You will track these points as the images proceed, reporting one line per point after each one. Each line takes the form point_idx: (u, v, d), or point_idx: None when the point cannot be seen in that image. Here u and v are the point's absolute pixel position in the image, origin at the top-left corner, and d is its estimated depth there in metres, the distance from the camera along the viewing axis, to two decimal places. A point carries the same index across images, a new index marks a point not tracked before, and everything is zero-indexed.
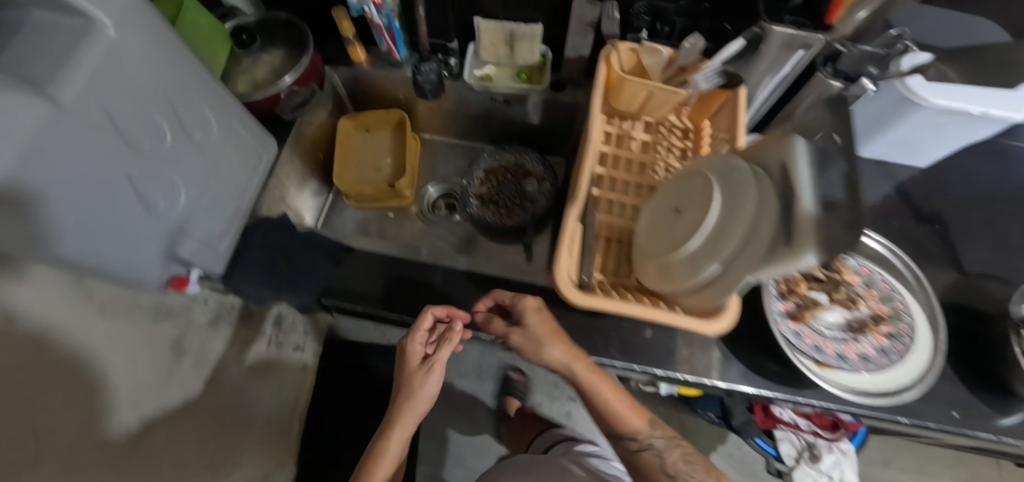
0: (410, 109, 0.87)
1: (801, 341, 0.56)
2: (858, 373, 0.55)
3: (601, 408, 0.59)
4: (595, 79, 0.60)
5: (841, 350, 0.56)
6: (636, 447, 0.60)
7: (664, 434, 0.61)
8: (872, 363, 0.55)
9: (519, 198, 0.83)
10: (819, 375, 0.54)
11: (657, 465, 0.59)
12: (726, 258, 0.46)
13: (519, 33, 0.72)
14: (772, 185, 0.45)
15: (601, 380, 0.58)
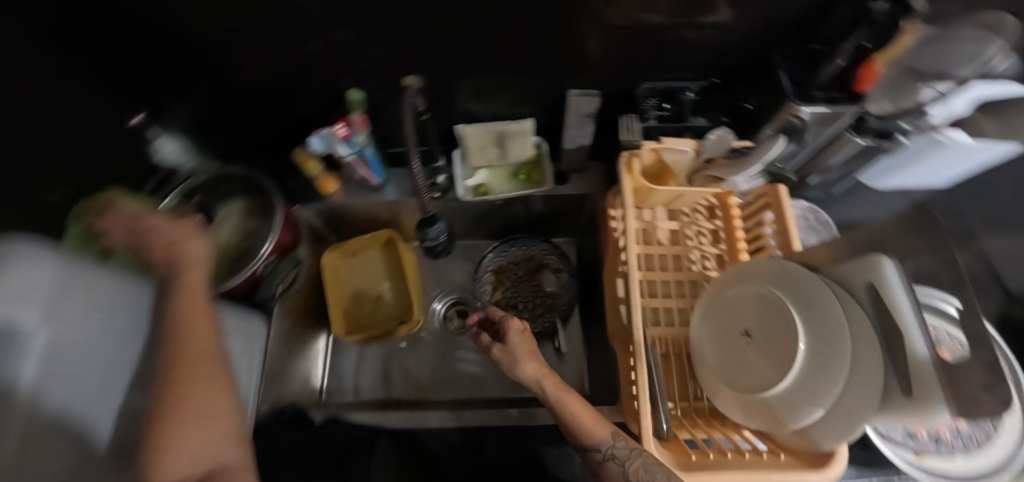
0: (397, 223, 0.78)
1: (892, 433, 0.51)
2: (956, 452, 0.50)
3: (568, 420, 0.50)
4: (620, 188, 0.54)
5: (933, 431, 0.51)
6: (601, 457, 0.47)
7: (629, 444, 0.46)
8: (968, 439, 0.51)
9: (537, 295, 0.76)
10: (919, 467, 0.50)
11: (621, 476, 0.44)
12: (830, 402, 0.41)
13: (510, 132, 0.65)
14: (865, 314, 0.41)
15: (570, 399, 0.51)
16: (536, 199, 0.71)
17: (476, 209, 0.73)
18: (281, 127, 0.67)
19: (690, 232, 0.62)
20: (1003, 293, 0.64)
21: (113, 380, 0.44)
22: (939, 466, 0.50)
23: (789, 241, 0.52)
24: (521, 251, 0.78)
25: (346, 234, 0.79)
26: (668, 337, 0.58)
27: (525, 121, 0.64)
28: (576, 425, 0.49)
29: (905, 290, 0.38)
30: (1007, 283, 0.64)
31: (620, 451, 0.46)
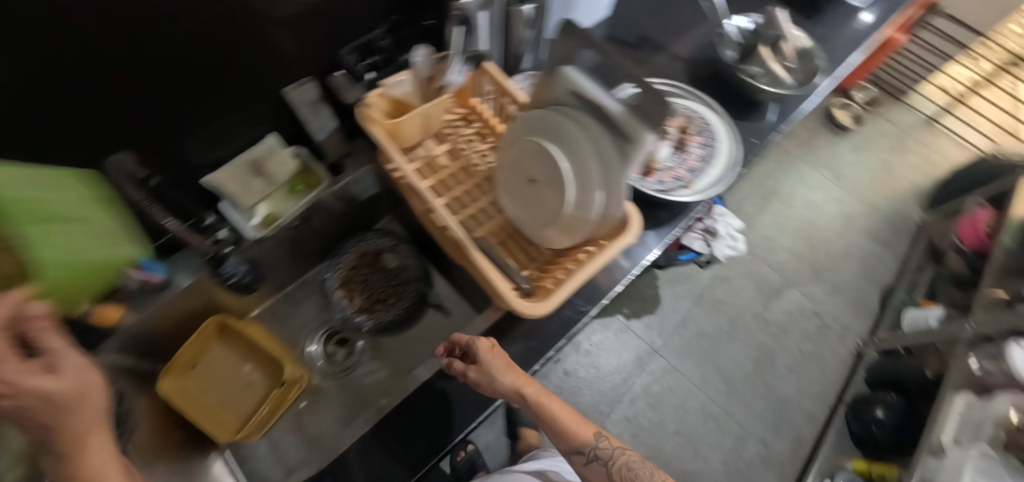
0: (218, 306, 0.71)
1: (668, 184, 0.68)
2: (706, 169, 0.70)
3: (560, 426, 0.61)
4: (375, 139, 0.58)
5: (688, 166, 0.70)
6: (585, 458, 0.60)
7: (611, 444, 0.60)
8: (706, 157, 0.71)
9: (393, 279, 0.77)
10: (694, 193, 0.68)
11: (604, 474, 0.59)
12: (599, 183, 0.53)
13: (261, 156, 0.66)
14: (580, 113, 0.53)
15: (553, 402, 0.61)
16: (331, 201, 0.71)
17: (280, 242, 0.70)
18: None
19: (462, 144, 0.70)
20: (680, 62, 0.85)
21: None
22: (702, 184, 0.69)
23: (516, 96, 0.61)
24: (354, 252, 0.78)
25: (168, 352, 0.69)
26: (494, 228, 0.66)
27: (268, 138, 0.65)
28: (564, 428, 0.61)
29: (588, 81, 0.51)
30: (678, 52, 0.86)
31: (601, 450, 0.60)
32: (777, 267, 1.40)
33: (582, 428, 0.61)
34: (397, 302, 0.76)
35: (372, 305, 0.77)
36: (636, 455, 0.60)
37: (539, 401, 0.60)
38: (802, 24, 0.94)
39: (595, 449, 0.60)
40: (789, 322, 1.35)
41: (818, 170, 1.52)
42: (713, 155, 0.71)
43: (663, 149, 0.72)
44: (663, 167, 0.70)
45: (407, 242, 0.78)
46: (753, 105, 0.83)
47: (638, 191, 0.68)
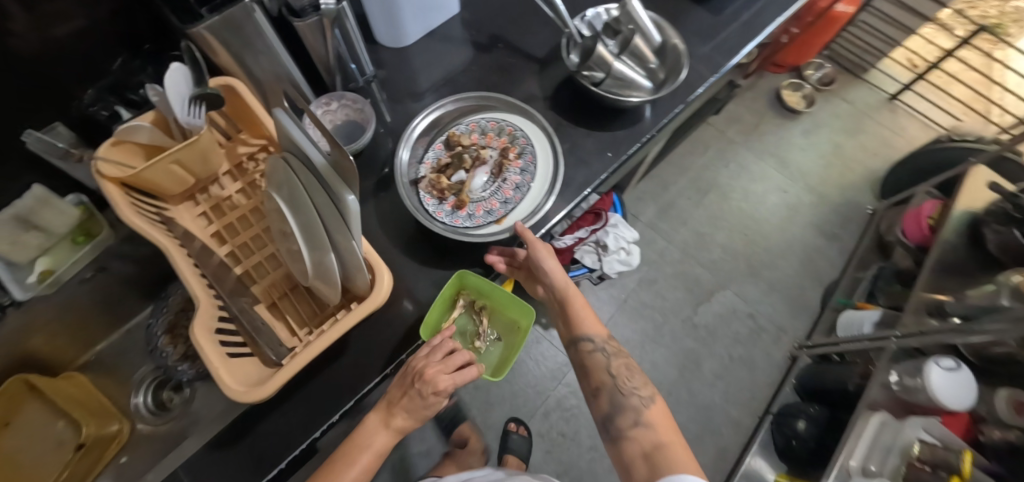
0: (28, 361, 0.68)
1: (477, 219, 0.62)
2: (522, 200, 0.64)
3: (579, 312, 0.66)
4: (109, 195, 0.50)
5: (502, 196, 0.63)
6: (585, 350, 0.65)
7: (613, 348, 0.66)
8: (524, 185, 0.64)
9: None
10: (503, 228, 0.61)
11: (603, 363, 0.64)
12: (331, 242, 0.46)
13: (27, 209, 0.59)
14: (302, 161, 0.45)
15: (577, 297, 0.67)
16: (128, 246, 0.66)
17: (76, 293, 0.66)
18: None
19: (257, 181, 0.64)
20: (534, 65, 0.76)
21: None
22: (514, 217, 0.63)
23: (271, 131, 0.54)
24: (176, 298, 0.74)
25: None
26: (277, 281, 0.60)
27: (31, 190, 0.58)
28: (578, 320, 0.66)
29: (292, 125, 0.43)
30: (533, 54, 0.77)
31: (602, 347, 0.65)
32: (712, 266, 1.31)
33: (595, 327, 0.66)
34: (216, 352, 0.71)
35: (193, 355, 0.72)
36: (649, 392, 0.61)
37: (568, 295, 0.66)
38: (687, 12, 0.84)
39: (599, 344, 0.65)
40: (720, 326, 1.26)
41: (763, 158, 1.39)
42: (531, 182, 0.65)
43: (480, 177, 0.65)
44: (474, 199, 0.63)
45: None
46: (614, 112, 0.73)
47: (440, 228, 0.61)
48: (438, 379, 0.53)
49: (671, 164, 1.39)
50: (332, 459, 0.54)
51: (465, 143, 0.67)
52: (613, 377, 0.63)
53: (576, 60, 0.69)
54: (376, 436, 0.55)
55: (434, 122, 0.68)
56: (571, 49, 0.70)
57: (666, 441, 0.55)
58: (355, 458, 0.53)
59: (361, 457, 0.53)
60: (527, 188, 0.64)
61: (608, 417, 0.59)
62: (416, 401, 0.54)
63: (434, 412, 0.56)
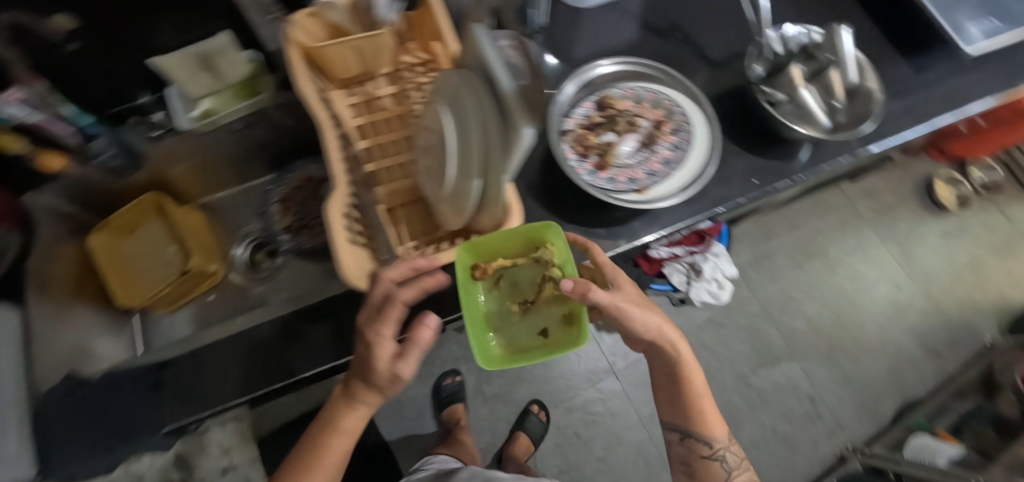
0: (163, 183, 0.76)
1: (618, 185, 0.60)
2: (670, 177, 0.60)
3: (700, 413, 0.58)
4: (290, 62, 0.53)
5: (649, 169, 0.60)
6: (695, 441, 0.58)
7: (739, 463, 0.59)
8: (674, 161, 0.60)
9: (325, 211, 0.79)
10: (644, 201, 0.59)
11: (720, 472, 0.58)
12: (480, 171, 0.45)
13: (212, 51, 0.65)
14: (483, 82, 0.44)
15: (699, 381, 0.56)
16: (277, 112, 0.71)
17: (219, 141, 0.71)
18: None
19: (410, 90, 0.65)
20: (706, 67, 0.72)
21: None
22: (658, 192, 0.59)
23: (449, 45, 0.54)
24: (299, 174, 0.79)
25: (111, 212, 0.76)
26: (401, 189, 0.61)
27: (220, 35, 0.64)
28: (696, 412, 0.57)
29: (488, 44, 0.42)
30: (706, 54, 0.73)
31: (720, 451, 0.58)
32: (787, 334, 1.22)
33: (711, 426, 0.58)
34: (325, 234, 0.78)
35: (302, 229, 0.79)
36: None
37: (686, 378, 0.55)
38: (892, 60, 0.75)
39: (721, 450, 0.59)
40: (773, 396, 1.18)
41: (885, 245, 1.27)
42: (684, 160, 0.60)
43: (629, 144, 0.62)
44: (618, 164, 0.60)
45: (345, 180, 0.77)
46: (774, 140, 0.68)
47: (579, 184, 0.59)
48: (402, 364, 0.42)
49: (781, 215, 1.29)
50: (314, 433, 0.51)
51: (618, 108, 0.63)
52: (728, 481, 0.58)
53: (758, 73, 0.64)
54: (357, 414, 0.48)
55: (589, 81, 0.65)
56: (757, 60, 0.65)
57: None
58: (334, 436, 0.49)
59: (338, 437, 0.49)
60: (677, 165, 0.59)
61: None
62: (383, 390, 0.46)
63: (397, 391, 0.46)
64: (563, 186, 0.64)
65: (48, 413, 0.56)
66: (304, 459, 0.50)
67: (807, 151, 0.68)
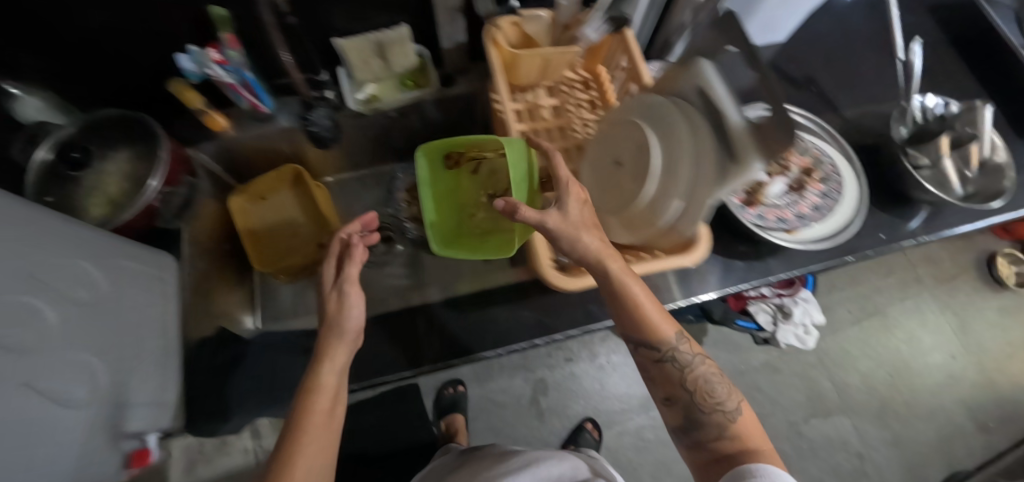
0: (302, 157, 0.78)
1: (769, 222, 0.63)
2: (818, 222, 0.64)
3: (633, 307, 0.49)
4: (490, 63, 0.58)
5: (798, 211, 0.63)
6: (657, 358, 0.51)
7: (693, 350, 0.51)
8: (823, 208, 0.64)
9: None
10: (794, 241, 0.62)
11: (679, 375, 0.51)
12: (683, 191, 0.48)
13: (387, 41, 0.67)
14: (698, 113, 0.48)
15: (639, 289, 0.49)
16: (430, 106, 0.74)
17: (372, 124, 0.74)
18: (147, 66, 0.65)
19: (570, 105, 0.68)
20: (840, 121, 0.75)
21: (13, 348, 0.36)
22: (807, 234, 0.63)
23: (641, 72, 0.58)
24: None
25: (248, 177, 0.78)
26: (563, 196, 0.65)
27: (399, 28, 0.66)
28: (648, 326, 0.50)
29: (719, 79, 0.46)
30: (841, 109, 0.76)
31: (679, 355, 0.51)
32: (842, 388, 1.23)
33: (662, 322, 0.50)
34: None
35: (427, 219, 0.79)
36: (715, 368, 0.52)
37: (637, 302, 0.49)
38: (1012, 138, 0.78)
39: (672, 351, 0.51)
40: (824, 448, 1.19)
41: (943, 313, 1.29)
42: (832, 208, 0.64)
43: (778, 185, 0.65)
44: (769, 204, 0.64)
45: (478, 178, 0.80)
46: (900, 199, 0.71)
47: (735, 217, 0.62)
48: (345, 294, 0.49)
49: (845, 270, 1.32)
50: (292, 411, 0.45)
51: None
52: (691, 392, 0.51)
53: (901, 135, 0.67)
54: (334, 367, 0.47)
55: None
56: (900, 122, 0.68)
57: (747, 445, 0.48)
58: (312, 397, 0.44)
59: (322, 397, 0.45)
60: (829, 213, 0.63)
61: (699, 434, 0.51)
62: (345, 331, 0.48)
63: (358, 318, 0.49)
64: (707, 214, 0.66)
65: (196, 362, 0.58)
66: (284, 440, 0.43)
67: (920, 217, 0.71)
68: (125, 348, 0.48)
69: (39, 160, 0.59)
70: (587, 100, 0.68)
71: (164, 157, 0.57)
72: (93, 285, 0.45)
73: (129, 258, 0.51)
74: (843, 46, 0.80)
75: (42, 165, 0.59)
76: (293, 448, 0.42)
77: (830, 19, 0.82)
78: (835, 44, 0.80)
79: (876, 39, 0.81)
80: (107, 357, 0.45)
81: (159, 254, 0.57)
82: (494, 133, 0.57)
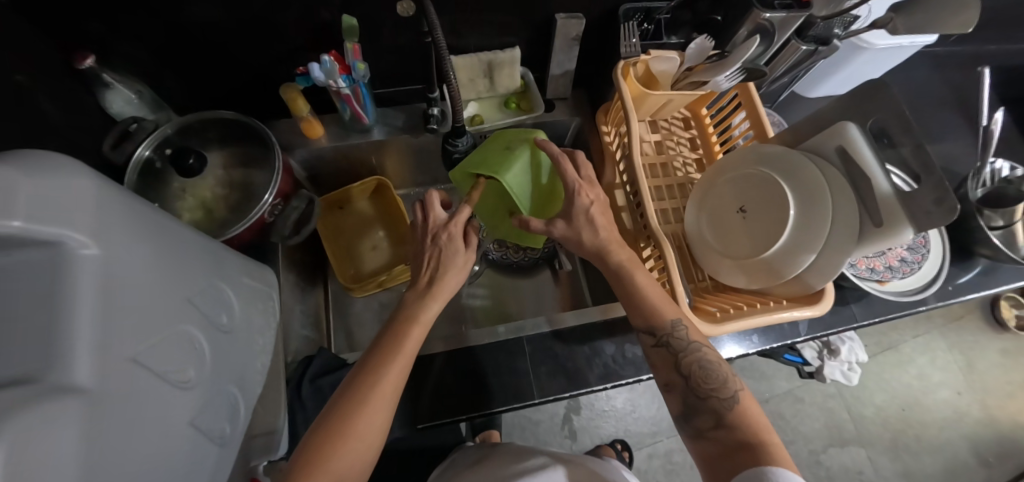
0: (385, 168, 0.77)
1: (861, 271, 0.66)
2: (906, 275, 0.67)
3: (635, 294, 0.51)
4: (620, 96, 0.58)
5: (888, 263, 0.67)
6: (654, 342, 0.51)
7: (692, 336, 0.50)
8: (909, 261, 0.67)
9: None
10: (884, 291, 0.65)
11: (671, 360, 0.50)
12: (819, 246, 0.50)
13: (499, 61, 0.66)
14: (836, 171, 0.51)
15: (641, 277, 0.52)
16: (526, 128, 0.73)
17: None
18: (250, 68, 0.63)
19: (672, 142, 0.70)
20: None
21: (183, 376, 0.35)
22: (896, 286, 0.66)
23: (761, 122, 0.61)
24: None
25: (327, 185, 0.76)
26: (668, 234, 0.65)
27: (513, 49, 0.65)
28: (646, 309, 0.51)
29: (870, 144, 0.49)
30: None
31: (675, 340, 0.50)
32: (858, 420, 1.28)
33: (665, 308, 0.51)
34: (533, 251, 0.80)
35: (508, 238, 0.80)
36: (714, 355, 0.50)
37: (641, 289, 0.51)
38: None
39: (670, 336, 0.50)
40: (839, 477, 1.23)
41: (951, 351, 1.37)
42: (918, 262, 0.67)
43: None
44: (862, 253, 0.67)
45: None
46: (965, 254, 0.75)
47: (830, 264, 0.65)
48: (448, 255, 0.50)
49: None
50: (377, 344, 0.47)
51: None
52: (685, 378, 0.49)
53: (976, 196, 0.71)
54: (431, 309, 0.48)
55: None
56: (976, 183, 0.72)
57: (755, 439, 0.44)
58: (407, 331, 0.47)
59: (416, 330, 0.47)
60: (917, 266, 0.66)
61: (698, 421, 0.48)
62: (457, 275, 0.51)
63: (461, 275, 0.51)
64: None
65: (296, 382, 0.56)
66: (344, 394, 0.43)
67: (981, 271, 0.75)
68: (252, 372, 0.46)
69: (138, 157, 0.56)
70: (687, 139, 0.70)
71: (279, 170, 0.57)
72: (229, 307, 0.43)
73: (249, 275, 0.49)
74: (915, 100, 0.84)
75: (139, 163, 0.56)
76: (380, 365, 0.44)
77: (902, 74, 0.85)
78: (905, 100, 0.84)
79: (944, 97, 0.85)
80: (242, 384, 0.43)
81: (266, 269, 0.55)
82: (485, 156, 0.56)
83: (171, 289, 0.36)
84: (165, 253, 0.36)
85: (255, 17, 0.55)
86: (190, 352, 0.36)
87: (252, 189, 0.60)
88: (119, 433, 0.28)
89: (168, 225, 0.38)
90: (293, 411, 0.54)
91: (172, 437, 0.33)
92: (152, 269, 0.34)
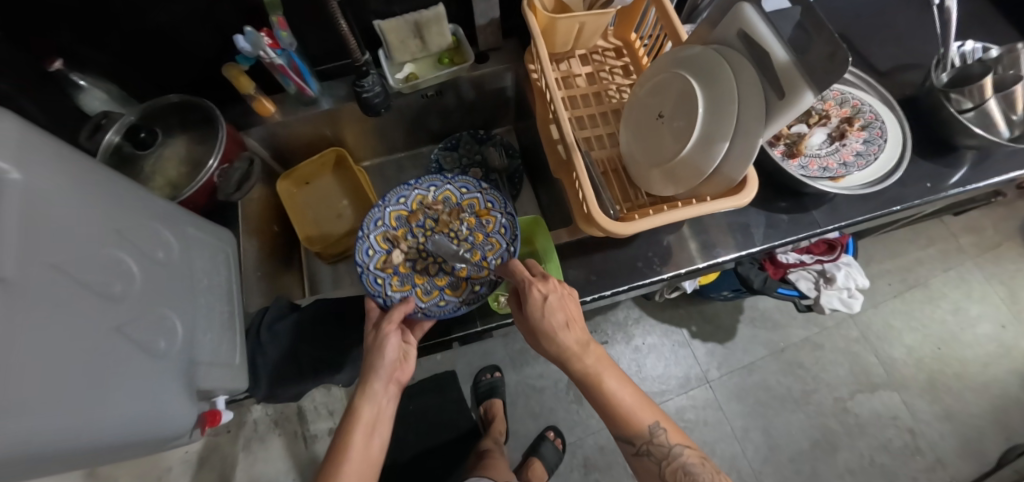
0: (343, 141, 0.82)
1: (813, 171, 0.62)
2: (866, 168, 0.62)
3: (608, 404, 0.52)
4: (528, 27, 0.60)
5: (841, 159, 0.62)
6: (635, 450, 0.53)
7: (671, 441, 0.52)
8: (866, 155, 0.63)
9: (453, 252, 0.66)
10: (840, 187, 0.61)
11: (656, 470, 0.52)
12: (732, 133, 0.48)
13: (424, 20, 0.69)
14: (741, 53, 0.50)
15: (614, 382, 0.52)
16: (464, 83, 0.76)
17: (411, 102, 0.77)
18: (202, 59, 0.69)
19: (605, 72, 0.70)
20: (874, 75, 0.74)
21: (100, 297, 0.38)
22: (853, 182, 0.62)
23: (677, 31, 0.59)
24: (441, 194, 0.70)
25: (294, 164, 0.82)
26: (603, 158, 0.66)
27: (437, 7, 0.67)
28: (619, 414, 0.52)
29: (765, 20, 0.46)
30: (873, 63, 0.75)
31: (655, 447, 0.52)
32: (887, 363, 1.19)
33: (644, 413, 0.52)
34: (455, 294, 0.63)
35: (413, 272, 0.64)
36: (695, 455, 0.53)
37: (603, 386, 0.51)
38: None
39: (648, 443, 0.52)
40: (873, 425, 1.14)
41: (990, 282, 1.26)
42: (876, 154, 0.63)
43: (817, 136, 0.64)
44: (810, 153, 0.63)
45: (507, 209, 0.65)
46: (944, 148, 0.70)
47: (777, 168, 0.62)
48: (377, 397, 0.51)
49: (880, 241, 1.30)
50: None
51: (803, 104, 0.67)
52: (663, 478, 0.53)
53: (939, 82, 0.66)
54: (384, 406, 0.52)
55: None
56: (939, 70, 0.68)
57: None
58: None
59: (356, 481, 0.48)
60: (874, 158, 0.62)
61: None
62: (382, 376, 0.52)
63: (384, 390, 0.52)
64: (761, 172, 0.65)
65: (255, 327, 0.60)
66: None
67: (966, 166, 0.68)
68: (198, 308, 0.51)
69: (107, 142, 0.61)
70: (620, 67, 0.71)
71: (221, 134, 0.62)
72: (166, 247, 0.48)
73: (194, 228, 0.54)
74: (881, 2, 0.80)
75: (107, 146, 0.61)
76: None
77: None
78: (865, 1, 0.80)
79: None
80: (181, 314, 0.48)
81: (219, 228, 0.61)
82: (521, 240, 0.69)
83: (97, 221, 0.40)
84: (92, 193, 0.40)
85: (191, 6, 0.61)
86: (114, 274, 0.41)
87: (201, 161, 0.65)
88: (36, 325, 0.32)
89: (106, 175, 0.43)
90: (258, 357, 0.59)
91: (99, 339, 0.37)
92: (77, 204, 0.38)
